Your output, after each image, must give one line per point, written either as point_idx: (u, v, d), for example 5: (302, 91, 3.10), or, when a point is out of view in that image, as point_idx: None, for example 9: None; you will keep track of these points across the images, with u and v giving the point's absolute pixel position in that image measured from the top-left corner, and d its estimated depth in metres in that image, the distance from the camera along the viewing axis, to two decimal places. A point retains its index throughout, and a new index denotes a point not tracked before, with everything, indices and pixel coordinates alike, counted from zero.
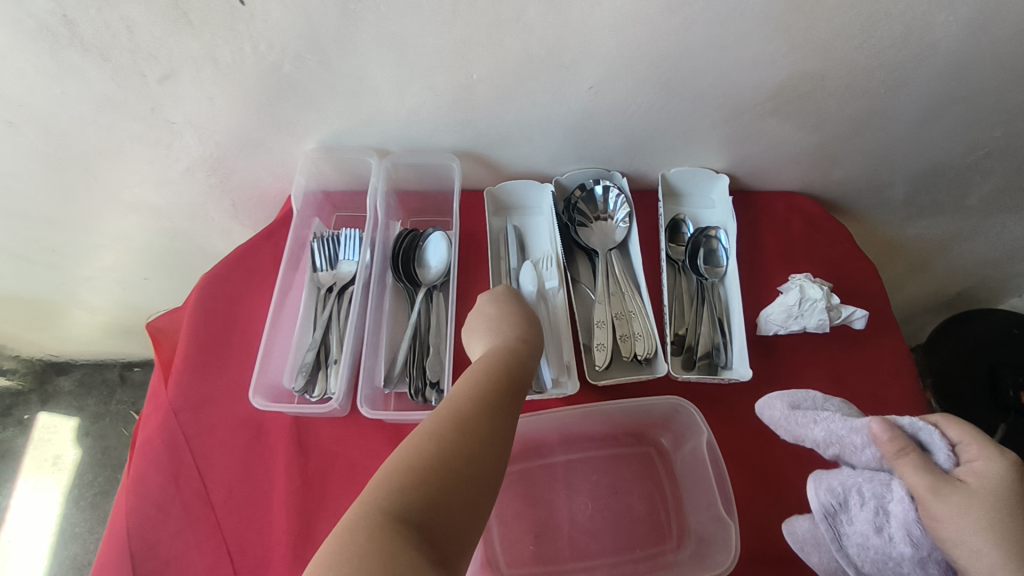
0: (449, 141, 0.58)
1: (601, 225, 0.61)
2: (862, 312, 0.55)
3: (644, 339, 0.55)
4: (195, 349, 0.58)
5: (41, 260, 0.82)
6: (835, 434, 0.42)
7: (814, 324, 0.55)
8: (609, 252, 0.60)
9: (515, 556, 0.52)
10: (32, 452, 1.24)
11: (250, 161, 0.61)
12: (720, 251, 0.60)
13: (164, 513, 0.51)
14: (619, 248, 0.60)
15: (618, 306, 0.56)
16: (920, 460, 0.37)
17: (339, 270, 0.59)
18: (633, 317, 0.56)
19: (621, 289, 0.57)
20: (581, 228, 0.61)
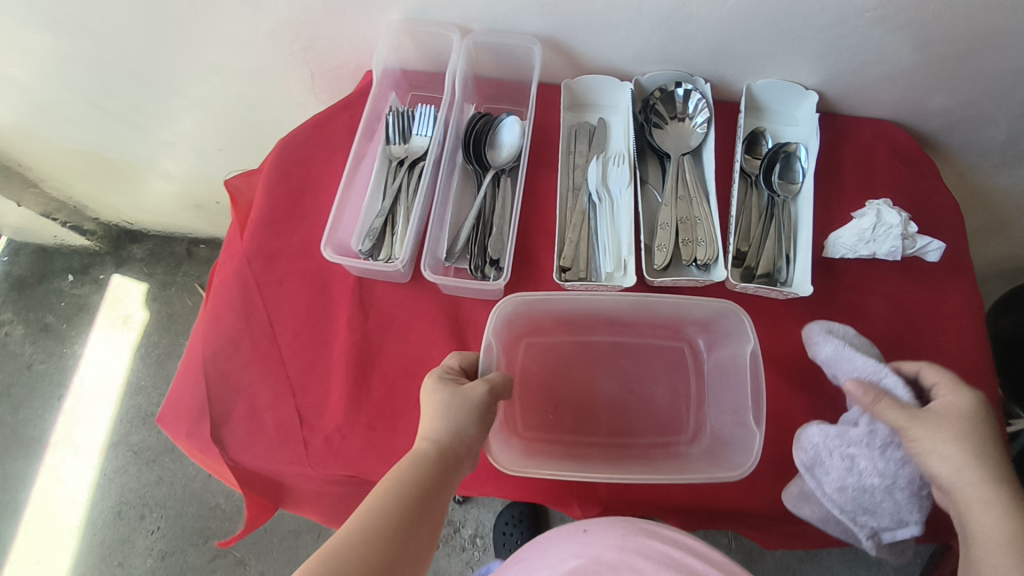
0: (533, 25, 0.57)
1: (677, 128, 0.60)
2: (938, 244, 0.54)
3: (706, 246, 0.54)
4: (269, 206, 0.60)
5: (127, 120, 0.86)
6: (835, 356, 0.48)
7: (886, 251, 0.54)
8: (683, 157, 0.58)
9: (535, 419, 0.54)
10: (106, 309, 1.35)
11: (334, 29, 0.62)
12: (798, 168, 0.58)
13: (236, 346, 0.56)
14: (693, 153, 0.59)
15: (684, 210, 0.56)
16: (891, 401, 0.42)
17: (411, 145, 0.60)
18: (698, 223, 0.55)
19: (689, 194, 0.57)
20: (657, 130, 0.59)
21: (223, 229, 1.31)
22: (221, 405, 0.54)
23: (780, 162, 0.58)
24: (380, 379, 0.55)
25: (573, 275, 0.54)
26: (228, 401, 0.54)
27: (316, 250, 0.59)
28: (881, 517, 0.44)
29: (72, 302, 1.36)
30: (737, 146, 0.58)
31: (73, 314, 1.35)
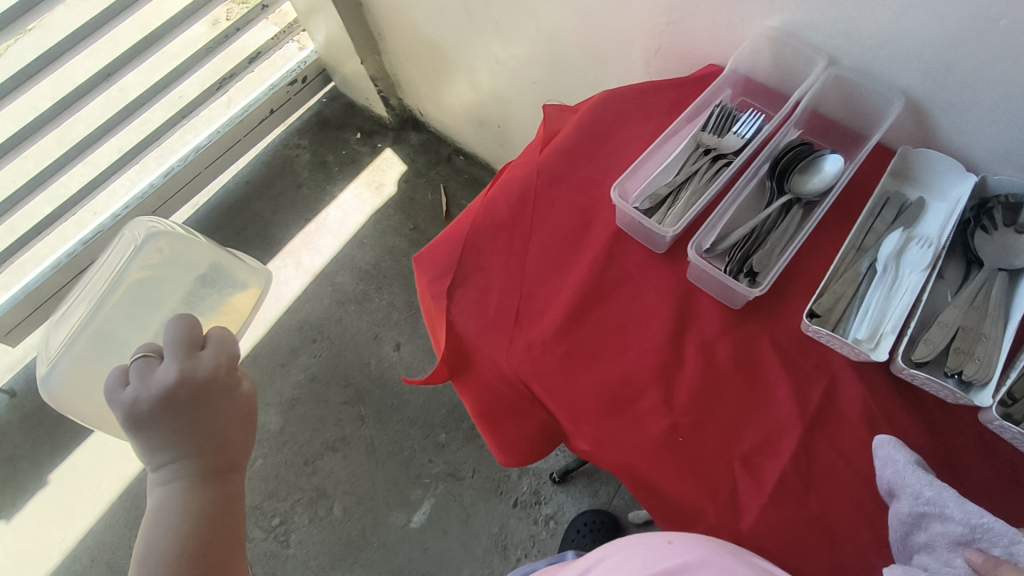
0: (909, 78, 0.56)
1: (1008, 240, 0.54)
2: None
3: (981, 365, 0.49)
4: (576, 138, 0.67)
5: (481, 28, 1.00)
6: (941, 499, 0.44)
7: None
8: (998, 271, 0.52)
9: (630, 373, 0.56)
10: (369, 171, 1.58)
11: (707, 16, 0.66)
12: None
13: (496, 233, 0.63)
14: (1013, 272, 0.52)
15: (972, 321, 0.51)
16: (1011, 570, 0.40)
17: (723, 140, 0.62)
18: (983, 341, 0.50)
19: (986, 309, 0.51)
20: (982, 233, 0.54)
21: (486, 151, 1.46)
22: (465, 270, 0.62)
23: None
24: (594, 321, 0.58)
25: (821, 322, 0.53)
26: (471, 271, 0.62)
27: (595, 190, 0.65)
28: None
29: (349, 154, 1.61)
30: None
31: (346, 163, 1.60)
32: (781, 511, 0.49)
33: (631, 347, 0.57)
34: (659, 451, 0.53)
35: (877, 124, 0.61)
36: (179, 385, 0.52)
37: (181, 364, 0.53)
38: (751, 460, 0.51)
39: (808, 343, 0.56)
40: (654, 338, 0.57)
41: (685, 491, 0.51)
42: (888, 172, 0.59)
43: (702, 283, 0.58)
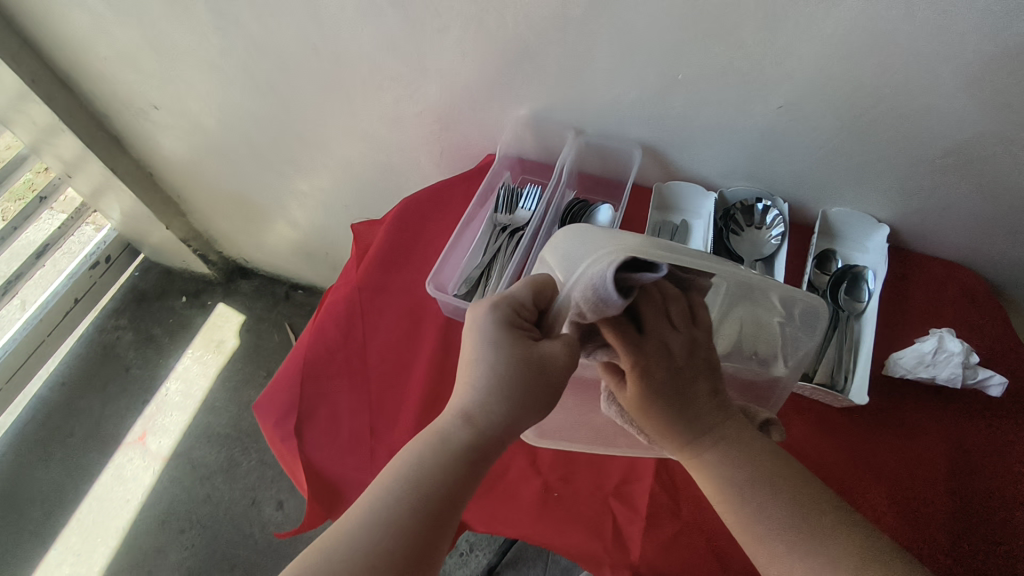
0: (638, 132, 0.67)
1: (753, 238, 0.66)
2: (1001, 379, 0.55)
3: None
4: (387, 247, 0.70)
5: (278, 169, 1.03)
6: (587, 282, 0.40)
7: (945, 376, 0.56)
8: (755, 263, 0.64)
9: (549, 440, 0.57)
10: (203, 332, 1.50)
11: (470, 117, 0.75)
12: (865, 289, 0.62)
13: (331, 357, 0.63)
14: (765, 260, 0.65)
15: None
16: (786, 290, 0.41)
17: (515, 216, 0.70)
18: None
19: None
20: (733, 236, 0.66)
21: (322, 279, 1.45)
22: (309, 403, 0.60)
23: (846, 280, 0.63)
24: None
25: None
26: (315, 402, 0.60)
27: (417, 290, 0.68)
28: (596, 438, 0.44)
29: (178, 320, 1.52)
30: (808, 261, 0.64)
31: (176, 330, 1.50)
32: (659, 530, 0.53)
33: None
34: (538, 513, 0.54)
35: (629, 171, 0.72)
36: (519, 314, 0.44)
37: (522, 334, 0.44)
38: (621, 491, 0.55)
39: None
40: None
41: (574, 542, 0.53)
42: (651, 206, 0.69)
43: None
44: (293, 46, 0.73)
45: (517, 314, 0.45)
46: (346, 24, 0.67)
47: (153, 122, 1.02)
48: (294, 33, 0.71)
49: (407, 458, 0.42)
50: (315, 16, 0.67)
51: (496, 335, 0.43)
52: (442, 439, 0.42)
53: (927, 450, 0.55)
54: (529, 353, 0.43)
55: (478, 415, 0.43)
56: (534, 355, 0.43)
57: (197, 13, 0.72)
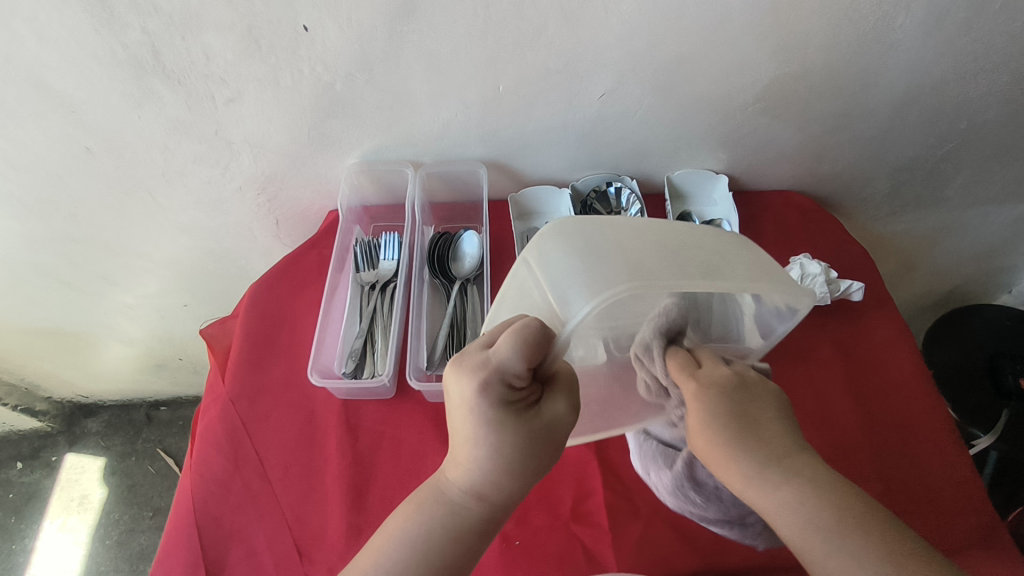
0: (477, 150, 0.65)
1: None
2: (859, 285, 0.62)
3: None
4: (248, 346, 0.63)
5: (90, 290, 0.88)
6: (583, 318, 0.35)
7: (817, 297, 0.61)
8: None
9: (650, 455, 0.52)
10: (58, 493, 1.26)
11: (297, 178, 0.68)
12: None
13: (226, 489, 0.54)
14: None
15: None
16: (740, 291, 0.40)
17: (380, 270, 0.65)
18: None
19: None
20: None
21: (185, 387, 1.28)
22: (216, 553, 0.52)
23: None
24: (380, 500, 0.54)
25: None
26: (223, 548, 0.52)
27: (300, 380, 0.61)
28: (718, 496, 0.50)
29: (20, 491, 1.27)
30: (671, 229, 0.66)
31: (22, 504, 1.25)
32: (628, 537, 0.52)
33: None
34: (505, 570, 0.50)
35: (480, 189, 0.70)
36: (511, 382, 0.37)
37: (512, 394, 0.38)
38: (579, 513, 0.53)
39: None
40: None
41: None
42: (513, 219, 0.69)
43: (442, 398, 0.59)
44: (59, 154, 0.62)
45: (506, 374, 0.37)
46: (118, 116, 0.58)
47: None
48: (54, 139, 0.60)
49: (419, 526, 0.38)
50: (76, 117, 0.57)
51: (492, 412, 0.37)
52: (448, 505, 0.39)
53: (823, 367, 0.60)
54: (524, 417, 0.38)
55: (476, 481, 0.39)
56: (526, 426, 0.38)
57: None
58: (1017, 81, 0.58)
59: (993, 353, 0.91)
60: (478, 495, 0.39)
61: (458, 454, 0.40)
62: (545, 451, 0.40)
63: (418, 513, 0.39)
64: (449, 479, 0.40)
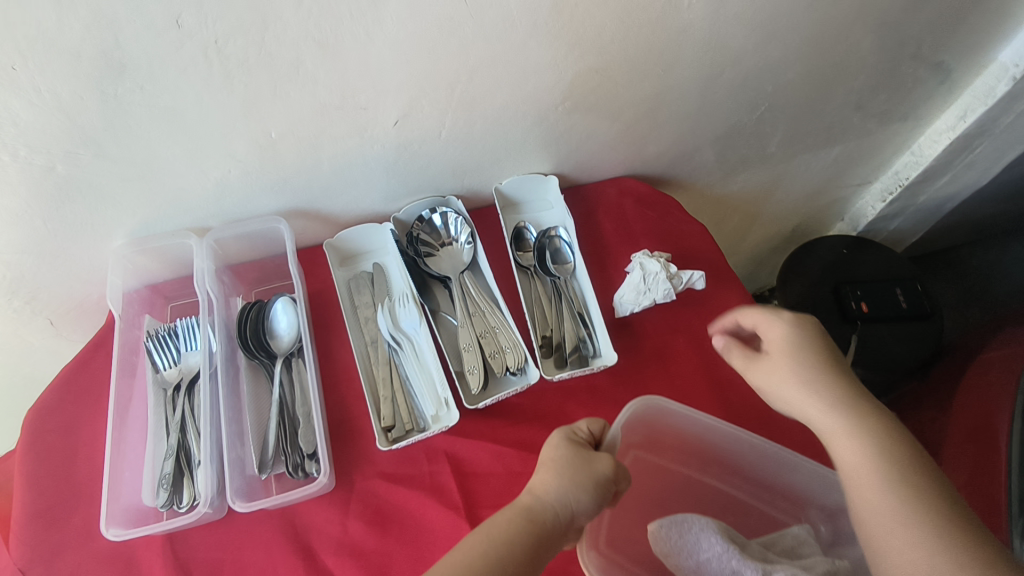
0: (271, 203, 0.56)
1: (448, 251, 0.62)
2: (700, 272, 0.60)
3: (513, 351, 0.55)
4: (33, 495, 0.51)
5: None
6: None
7: (662, 295, 0.59)
8: (462, 275, 0.60)
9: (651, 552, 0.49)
10: None
11: (55, 273, 0.56)
12: (564, 248, 0.62)
13: None
14: (470, 268, 0.61)
15: (481, 325, 0.57)
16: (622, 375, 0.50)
17: (184, 365, 0.55)
18: (498, 332, 0.56)
19: (480, 308, 0.58)
20: (429, 258, 0.61)
21: None
22: None
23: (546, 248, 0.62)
24: None
25: (399, 432, 0.53)
26: None
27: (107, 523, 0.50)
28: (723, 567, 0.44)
29: None
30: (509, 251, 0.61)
31: None
32: None
33: None
34: None
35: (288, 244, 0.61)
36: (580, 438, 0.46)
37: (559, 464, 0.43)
38: None
39: (410, 452, 0.53)
40: None
41: None
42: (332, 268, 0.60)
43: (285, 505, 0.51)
44: None
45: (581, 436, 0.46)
46: None
47: None
48: None
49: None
50: None
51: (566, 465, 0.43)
52: (483, 558, 0.37)
53: (680, 363, 0.58)
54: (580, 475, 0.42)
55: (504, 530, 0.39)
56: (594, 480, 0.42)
57: None
58: (809, 40, 0.58)
59: (836, 282, 0.95)
60: (505, 560, 0.38)
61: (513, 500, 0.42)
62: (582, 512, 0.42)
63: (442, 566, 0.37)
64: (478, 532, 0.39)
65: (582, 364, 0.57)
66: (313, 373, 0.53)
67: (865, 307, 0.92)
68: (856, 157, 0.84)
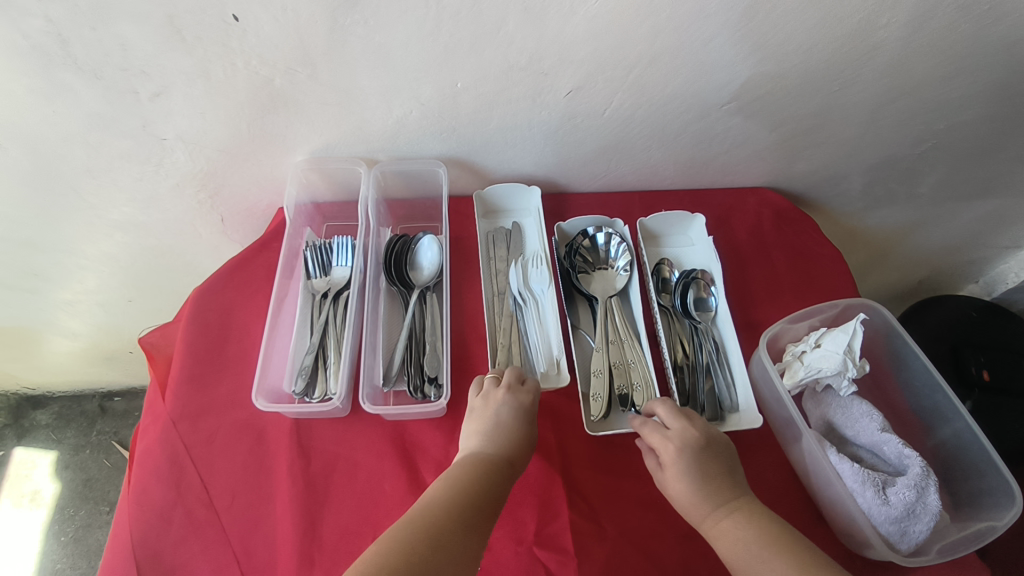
0: (434, 149, 0.61)
1: (601, 274, 0.62)
2: (859, 322, 0.52)
3: (642, 389, 0.55)
4: (191, 361, 0.58)
5: (21, 286, 0.82)
6: None
7: (831, 369, 0.51)
8: (610, 298, 0.60)
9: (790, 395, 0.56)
10: (8, 489, 1.20)
11: (240, 175, 0.63)
12: (709, 296, 0.61)
13: (167, 521, 0.51)
14: (620, 294, 0.61)
15: (618, 354, 0.57)
16: (790, 335, 0.56)
17: (333, 277, 0.61)
18: (632, 366, 0.56)
19: (620, 336, 0.58)
20: (582, 275, 0.62)
21: (139, 378, 1.23)
22: None
23: (692, 288, 0.61)
24: (333, 527, 0.51)
25: None
26: None
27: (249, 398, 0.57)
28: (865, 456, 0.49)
29: None
30: (654, 283, 0.61)
31: None
32: (593, 560, 0.49)
33: (382, 523, 0.51)
34: None
35: (441, 188, 0.66)
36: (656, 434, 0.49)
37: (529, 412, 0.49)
38: (543, 536, 0.51)
39: None
40: (397, 499, 0.53)
41: None
42: (477, 218, 0.65)
43: (401, 417, 0.56)
44: None
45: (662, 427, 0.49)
46: (27, 112, 0.51)
47: None
48: None
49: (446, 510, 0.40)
50: None
51: (695, 454, 0.46)
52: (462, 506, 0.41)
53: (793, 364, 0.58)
54: (712, 481, 0.45)
55: (510, 431, 0.48)
56: (729, 479, 0.46)
57: None
58: (1000, 82, 0.56)
59: (956, 343, 0.91)
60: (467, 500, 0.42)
61: (490, 405, 0.49)
62: (687, 508, 0.46)
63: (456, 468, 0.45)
64: (481, 437, 0.48)
65: (719, 417, 0.54)
66: (447, 307, 0.58)
67: (986, 375, 0.87)
68: (1012, 215, 0.79)
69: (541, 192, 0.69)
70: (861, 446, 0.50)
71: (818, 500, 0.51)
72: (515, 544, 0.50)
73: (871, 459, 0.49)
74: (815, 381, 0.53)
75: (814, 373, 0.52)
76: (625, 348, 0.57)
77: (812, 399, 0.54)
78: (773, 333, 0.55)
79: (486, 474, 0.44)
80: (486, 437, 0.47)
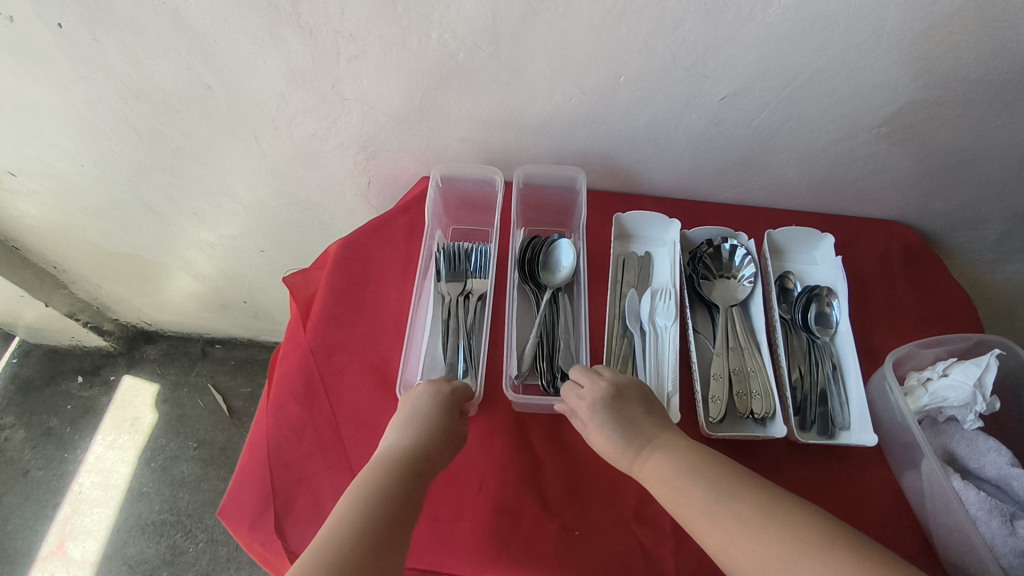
0: (581, 137, 0.65)
1: (723, 282, 0.63)
2: (994, 356, 0.51)
3: (761, 399, 0.55)
4: (332, 301, 0.64)
5: (176, 222, 0.91)
6: None
7: (959, 400, 0.51)
8: (731, 308, 0.61)
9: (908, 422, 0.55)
10: (112, 412, 1.31)
11: (399, 141, 0.69)
12: (831, 311, 0.61)
13: (298, 437, 0.56)
14: (741, 305, 0.62)
15: (736, 361, 0.57)
16: (914, 362, 0.56)
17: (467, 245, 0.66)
18: (751, 374, 0.56)
19: (739, 344, 0.58)
20: (704, 281, 0.63)
21: (243, 329, 1.32)
22: (285, 497, 0.52)
23: (815, 302, 0.61)
24: None
25: None
26: (291, 493, 0.53)
27: (379, 343, 0.62)
28: (987, 488, 0.49)
29: (78, 404, 1.32)
30: (776, 299, 0.61)
31: (78, 416, 1.30)
32: (689, 545, 0.50)
33: (486, 473, 0.54)
34: (556, 557, 0.49)
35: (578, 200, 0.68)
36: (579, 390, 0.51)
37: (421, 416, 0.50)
38: (642, 514, 0.52)
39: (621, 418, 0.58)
40: (505, 453, 0.55)
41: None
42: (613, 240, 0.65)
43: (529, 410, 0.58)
44: (179, 87, 0.63)
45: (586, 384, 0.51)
46: (241, 58, 0.59)
47: (8, 191, 0.86)
48: (178, 73, 0.61)
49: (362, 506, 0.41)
50: (201, 53, 0.59)
51: (605, 403, 0.49)
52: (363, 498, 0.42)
53: None
54: (630, 427, 0.48)
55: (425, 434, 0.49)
56: (648, 422, 0.48)
57: (50, 61, 0.60)
58: None
59: None
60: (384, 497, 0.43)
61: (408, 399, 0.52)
62: (614, 458, 0.48)
63: (384, 473, 0.45)
64: (400, 436, 0.49)
65: (830, 433, 0.54)
66: (585, 310, 0.60)
67: None
68: None
69: (668, 195, 0.72)
70: (984, 479, 0.49)
71: (929, 529, 0.50)
72: (613, 518, 0.52)
73: (994, 493, 0.48)
74: (938, 411, 0.53)
75: (939, 401, 0.52)
76: (746, 360, 0.57)
77: (931, 428, 0.53)
78: (898, 356, 0.55)
79: (404, 477, 0.45)
80: (405, 434, 0.49)
